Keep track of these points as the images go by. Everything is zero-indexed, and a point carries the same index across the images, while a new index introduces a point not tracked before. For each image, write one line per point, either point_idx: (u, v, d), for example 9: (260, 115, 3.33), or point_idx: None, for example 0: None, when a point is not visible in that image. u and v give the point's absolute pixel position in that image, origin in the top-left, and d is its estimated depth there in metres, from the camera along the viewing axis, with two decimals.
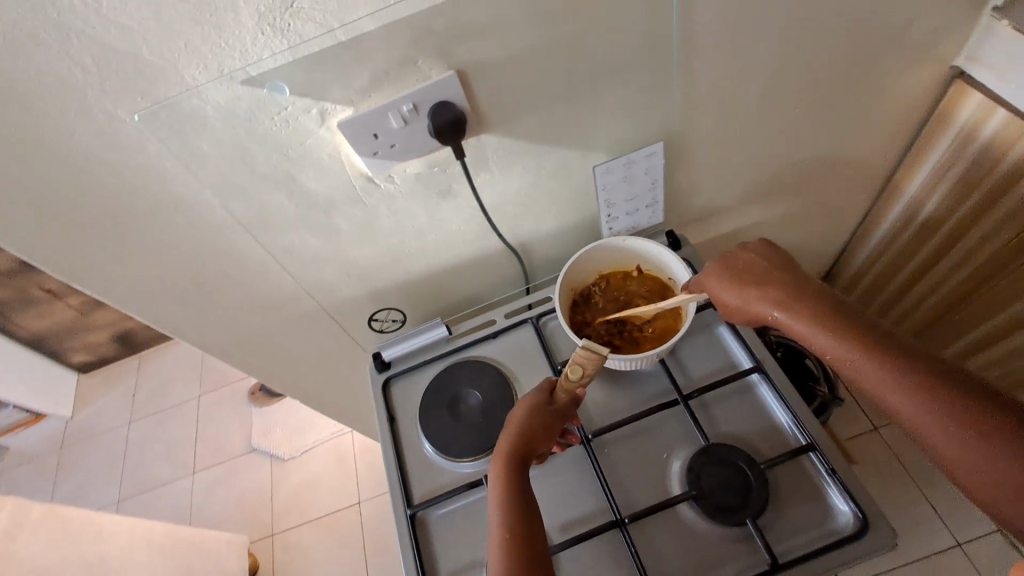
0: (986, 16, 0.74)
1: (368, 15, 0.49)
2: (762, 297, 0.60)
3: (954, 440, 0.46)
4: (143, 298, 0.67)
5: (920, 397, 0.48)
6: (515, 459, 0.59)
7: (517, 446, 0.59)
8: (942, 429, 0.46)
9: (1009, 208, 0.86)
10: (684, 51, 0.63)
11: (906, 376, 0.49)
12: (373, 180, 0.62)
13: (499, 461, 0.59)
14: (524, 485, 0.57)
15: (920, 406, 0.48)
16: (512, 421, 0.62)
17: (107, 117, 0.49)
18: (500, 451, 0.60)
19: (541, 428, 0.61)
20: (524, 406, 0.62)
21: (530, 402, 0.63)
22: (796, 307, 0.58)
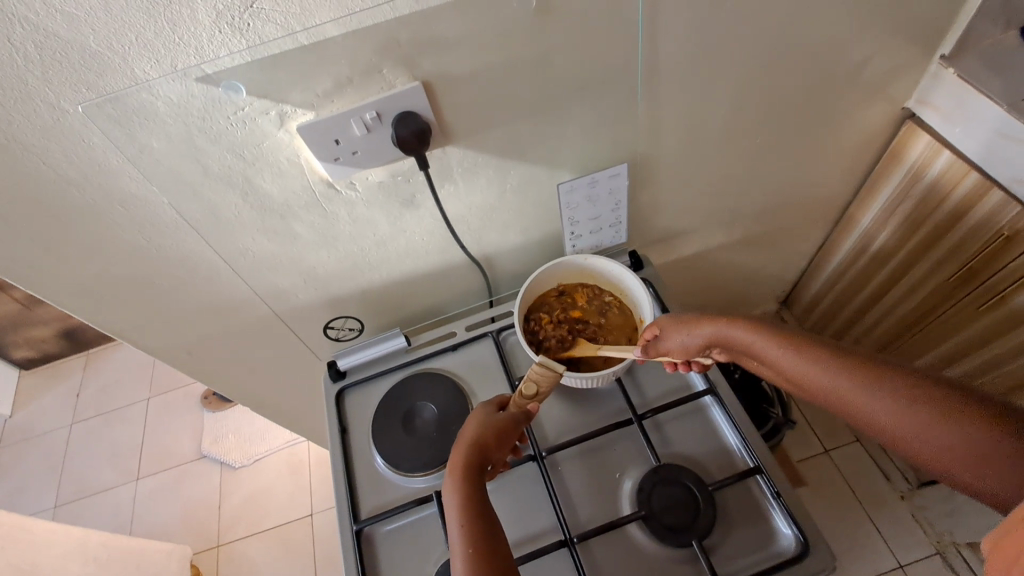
0: (934, 63, 0.78)
1: (332, 21, 0.48)
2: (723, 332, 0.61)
3: (934, 439, 0.46)
4: (83, 296, 0.64)
5: (892, 399, 0.49)
6: (473, 473, 0.57)
7: (474, 461, 0.58)
8: (920, 428, 0.47)
9: (952, 244, 0.90)
10: (648, 76, 0.64)
11: (871, 384, 0.50)
12: (334, 186, 0.61)
13: (453, 476, 0.57)
14: (482, 496, 0.56)
15: (896, 412, 0.48)
16: (464, 435, 0.61)
17: (49, 107, 0.47)
18: (455, 467, 0.57)
19: (495, 440, 0.60)
20: (476, 420, 0.62)
21: (482, 416, 0.62)
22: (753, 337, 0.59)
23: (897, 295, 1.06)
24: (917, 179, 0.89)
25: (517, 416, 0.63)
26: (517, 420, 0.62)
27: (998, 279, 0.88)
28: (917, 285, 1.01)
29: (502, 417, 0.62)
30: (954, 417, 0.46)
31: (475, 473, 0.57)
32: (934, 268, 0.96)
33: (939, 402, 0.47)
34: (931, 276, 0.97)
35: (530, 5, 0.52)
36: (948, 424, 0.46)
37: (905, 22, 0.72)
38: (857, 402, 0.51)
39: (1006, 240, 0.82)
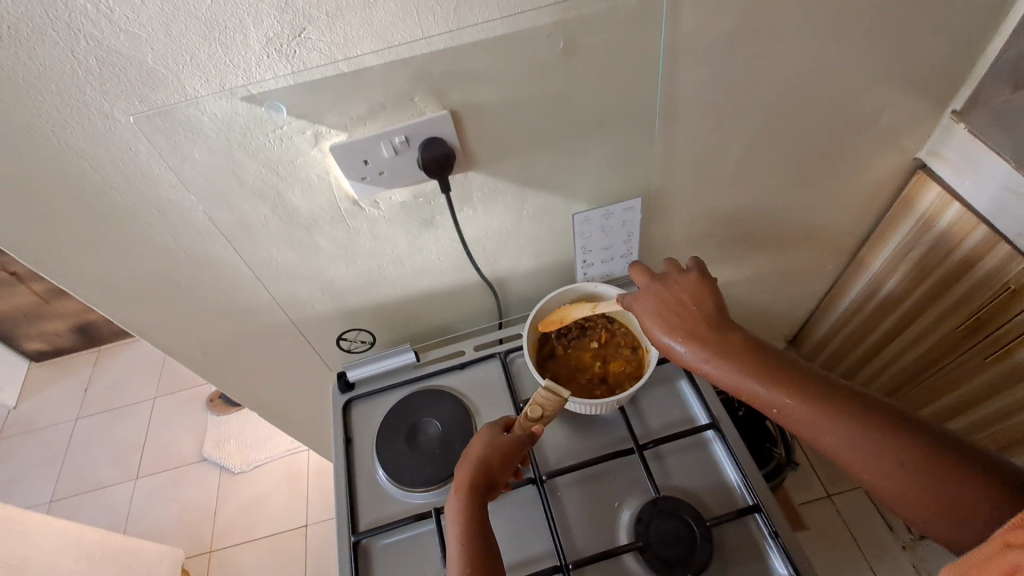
0: (946, 118, 0.81)
1: (372, 52, 0.51)
2: (705, 346, 0.61)
3: (899, 474, 0.49)
4: (111, 294, 0.66)
5: (872, 447, 0.51)
6: (477, 492, 0.58)
7: (478, 479, 0.59)
8: (889, 464, 0.50)
9: (959, 295, 0.91)
10: (666, 115, 0.67)
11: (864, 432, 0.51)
12: (359, 204, 0.63)
13: (456, 493, 0.58)
14: (482, 516, 0.57)
15: (869, 445, 0.51)
16: (469, 454, 0.61)
17: (103, 116, 0.50)
18: (460, 484, 0.59)
19: (499, 460, 0.61)
20: (480, 439, 0.62)
21: (487, 434, 0.63)
22: (729, 354, 0.59)
23: (903, 342, 1.07)
24: (927, 228, 0.90)
25: (521, 435, 0.63)
26: (520, 440, 0.62)
27: (1004, 332, 0.88)
28: (924, 333, 1.01)
29: (506, 437, 0.62)
30: (921, 457, 0.49)
31: (478, 492, 0.58)
32: (942, 317, 0.97)
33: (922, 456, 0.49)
34: (939, 324, 0.98)
35: (557, 46, 0.55)
36: (919, 470, 0.49)
37: (916, 79, 0.75)
38: (837, 439, 0.52)
39: (1011, 293, 0.83)
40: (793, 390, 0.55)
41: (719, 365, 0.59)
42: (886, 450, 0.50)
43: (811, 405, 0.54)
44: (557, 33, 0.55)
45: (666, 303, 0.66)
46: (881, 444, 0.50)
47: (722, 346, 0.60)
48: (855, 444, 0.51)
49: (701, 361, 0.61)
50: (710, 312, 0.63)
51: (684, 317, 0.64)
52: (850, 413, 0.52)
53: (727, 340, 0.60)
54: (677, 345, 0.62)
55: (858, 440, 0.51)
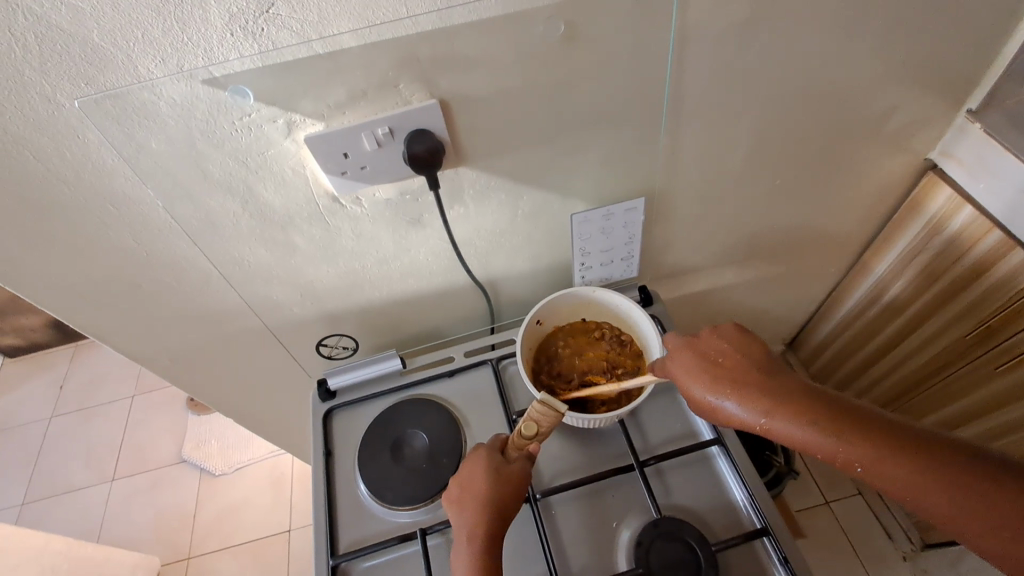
0: (961, 116, 0.77)
1: (350, 32, 0.46)
2: (748, 396, 0.55)
3: (963, 508, 0.46)
4: (65, 297, 0.60)
5: (933, 482, 0.47)
6: (486, 534, 0.54)
7: (487, 519, 0.55)
8: (945, 495, 0.47)
9: (968, 302, 0.88)
10: (672, 109, 0.62)
11: (925, 470, 0.48)
12: (339, 200, 0.58)
13: (468, 543, 0.54)
14: (493, 555, 0.54)
15: (937, 489, 0.47)
16: (471, 487, 0.57)
17: (44, 100, 0.44)
18: (467, 526, 0.55)
19: (508, 500, 0.56)
20: (485, 478, 0.57)
21: (491, 471, 0.58)
22: (768, 403, 0.54)
23: (905, 347, 1.03)
24: (938, 230, 0.86)
25: (525, 467, 0.59)
26: (524, 473, 0.58)
27: (1015, 342, 0.84)
28: (930, 340, 0.98)
29: (511, 473, 0.58)
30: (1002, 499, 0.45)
31: (490, 540, 0.54)
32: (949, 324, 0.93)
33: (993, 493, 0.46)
34: (945, 332, 0.94)
35: (557, 30, 0.50)
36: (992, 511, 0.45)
37: (936, 74, 0.71)
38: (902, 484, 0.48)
39: None
40: (846, 433, 0.50)
41: (772, 416, 0.53)
42: (958, 485, 0.47)
43: (860, 445, 0.50)
44: (558, 15, 0.49)
45: (695, 350, 0.61)
46: (944, 482, 0.47)
47: (766, 385, 0.55)
48: (927, 485, 0.47)
49: (749, 414, 0.55)
50: (750, 354, 0.59)
51: (723, 366, 0.58)
52: (910, 453, 0.49)
53: (768, 384, 0.56)
54: (719, 396, 0.57)
55: (916, 477, 0.48)
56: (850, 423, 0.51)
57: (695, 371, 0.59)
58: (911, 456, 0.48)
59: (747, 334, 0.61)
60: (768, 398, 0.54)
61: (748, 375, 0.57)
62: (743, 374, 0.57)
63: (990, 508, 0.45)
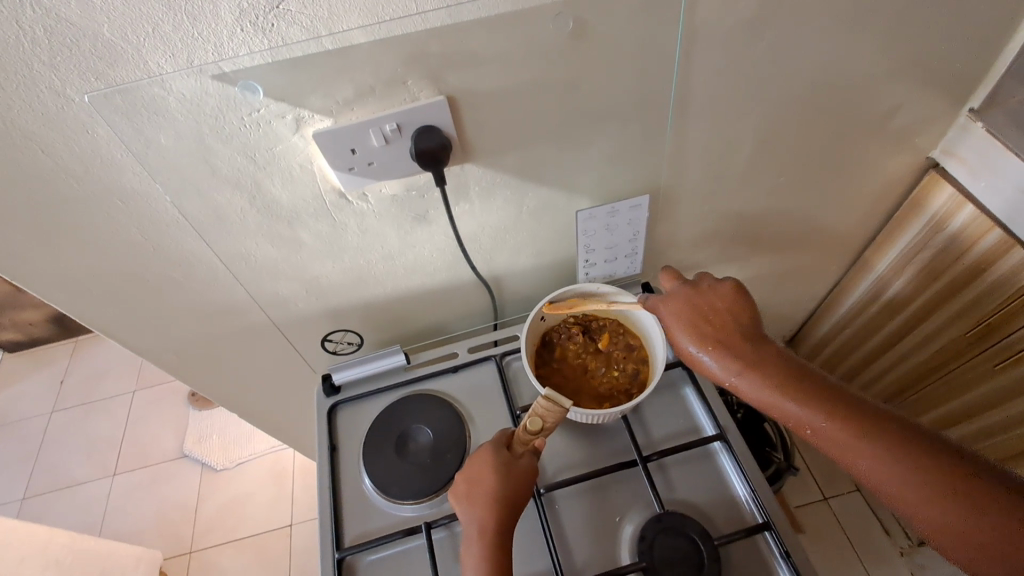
0: (964, 115, 0.77)
1: (360, 28, 0.46)
2: (727, 354, 0.58)
3: (912, 489, 0.48)
4: (72, 292, 0.61)
5: (887, 461, 0.49)
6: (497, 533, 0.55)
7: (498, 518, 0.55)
8: (898, 474, 0.49)
9: (968, 300, 0.88)
10: (678, 106, 0.63)
11: (883, 448, 0.50)
12: (346, 196, 0.58)
13: (480, 538, 0.54)
14: (504, 554, 0.54)
15: (890, 468, 0.49)
16: (480, 486, 0.57)
17: (54, 94, 0.44)
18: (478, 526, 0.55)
19: (519, 495, 0.57)
20: (496, 473, 0.57)
21: (501, 466, 0.58)
22: (748, 363, 0.57)
23: (905, 345, 1.04)
24: (939, 228, 0.87)
25: (533, 461, 0.59)
26: (533, 468, 0.59)
27: (1014, 339, 0.85)
28: (930, 338, 0.98)
29: (521, 468, 0.58)
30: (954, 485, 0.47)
31: (501, 533, 0.55)
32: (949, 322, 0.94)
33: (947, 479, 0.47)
34: (944, 330, 0.95)
35: (566, 27, 0.50)
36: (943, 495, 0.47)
37: (940, 73, 0.71)
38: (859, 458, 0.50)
39: None
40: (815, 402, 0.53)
41: (743, 375, 0.57)
42: (914, 467, 0.48)
43: (825, 415, 0.52)
44: (566, 12, 0.49)
45: (691, 306, 0.63)
46: (900, 462, 0.49)
47: (752, 350, 0.58)
48: (882, 462, 0.49)
49: (724, 372, 0.58)
50: (743, 316, 0.61)
51: (714, 325, 0.61)
52: (875, 432, 0.50)
53: (752, 348, 0.58)
54: (702, 353, 0.59)
55: (873, 453, 0.50)
56: (820, 395, 0.54)
57: (684, 327, 0.62)
58: (873, 433, 0.50)
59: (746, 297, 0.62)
60: (748, 360, 0.57)
61: (733, 339, 0.59)
62: (732, 337, 0.59)
63: (942, 497, 0.47)
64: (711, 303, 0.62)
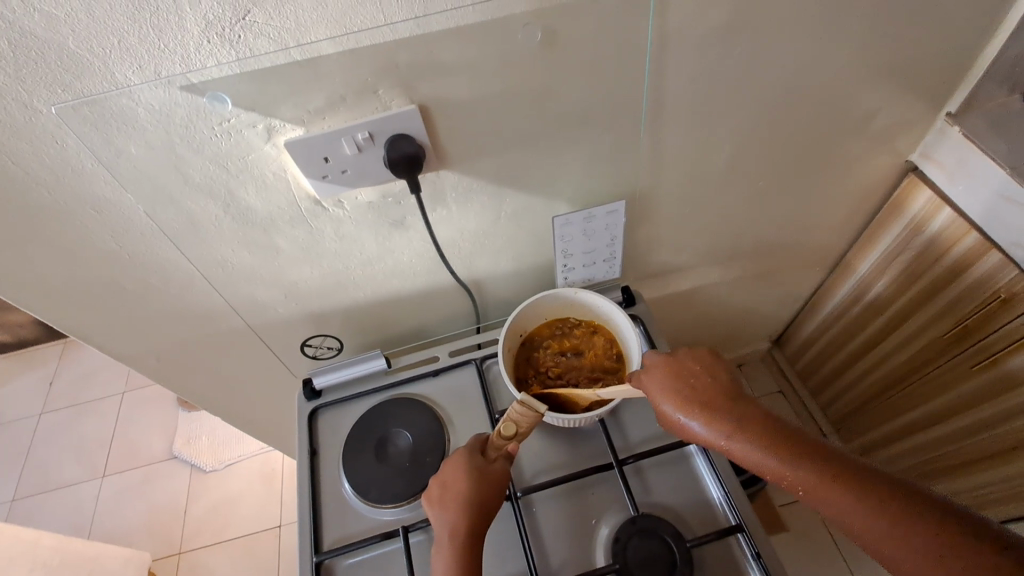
0: (940, 120, 0.78)
1: (329, 39, 0.46)
2: (712, 419, 0.57)
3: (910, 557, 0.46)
4: (47, 299, 0.61)
5: (883, 526, 0.48)
6: (467, 540, 0.55)
7: (468, 525, 0.56)
8: (894, 541, 0.47)
9: (947, 302, 0.89)
10: (652, 112, 0.63)
11: (876, 516, 0.48)
12: (321, 203, 0.59)
13: (451, 543, 0.55)
14: (475, 560, 0.55)
15: (876, 526, 0.48)
16: (452, 492, 0.58)
17: (21, 106, 0.44)
18: (448, 533, 0.56)
19: (491, 501, 0.57)
20: (469, 479, 0.58)
21: (474, 472, 0.58)
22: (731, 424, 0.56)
23: (886, 346, 1.05)
24: (918, 230, 0.88)
25: (506, 467, 0.60)
26: (506, 473, 0.59)
27: (991, 341, 0.86)
28: (909, 340, 0.99)
29: (494, 474, 0.59)
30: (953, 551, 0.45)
31: (472, 539, 0.56)
32: (928, 323, 0.95)
33: (942, 544, 0.45)
34: (923, 331, 0.96)
35: (535, 38, 0.51)
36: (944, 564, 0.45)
37: (914, 78, 0.72)
38: (857, 523, 0.49)
39: (1001, 302, 0.81)
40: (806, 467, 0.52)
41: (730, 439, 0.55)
42: (911, 536, 0.47)
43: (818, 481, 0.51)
44: (535, 22, 0.50)
45: (670, 370, 0.61)
46: (896, 530, 0.47)
47: (731, 413, 0.57)
48: (876, 530, 0.48)
49: (713, 436, 0.56)
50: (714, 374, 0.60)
51: (693, 388, 0.60)
52: (865, 497, 0.49)
53: (734, 409, 0.57)
54: (689, 420, 0.58)
55: (866, 519, 0.48)
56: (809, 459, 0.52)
57: (663, 390, 0.60)
58: (865, 499, 0.49)
59: (724, 359, 0.63)
60: (731, 424, 0.56)
61: (710, 395, 0.59)
62: (711, 400, 0.58)
63: (941, 559, 0.45)
64: (693, 364, 0.62)
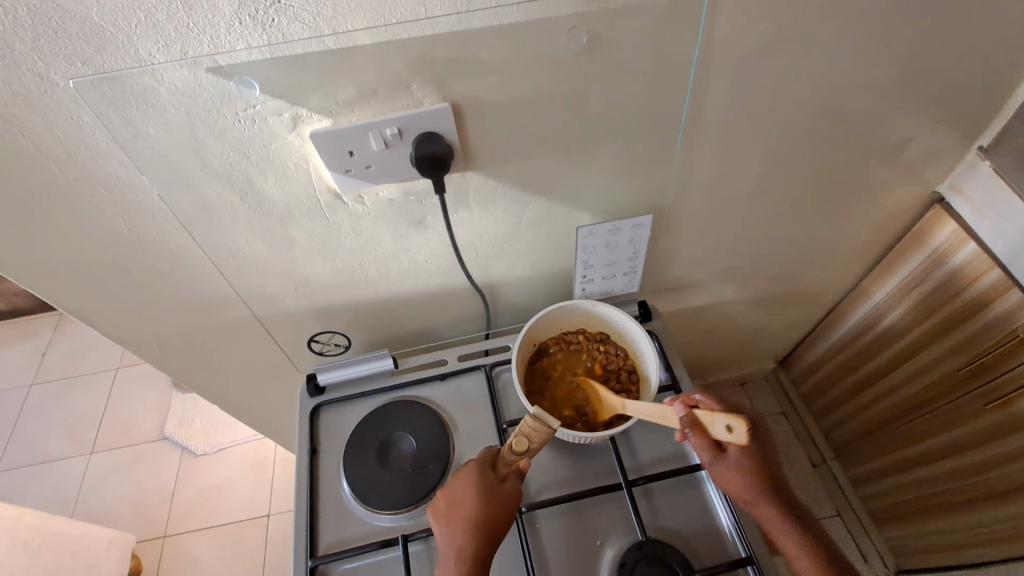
0: (972, 153, 0.76)
1: (364, 29, 0.44)
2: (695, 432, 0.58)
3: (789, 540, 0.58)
4: (49, 279, 0.58)
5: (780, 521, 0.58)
6: (474, 562, 0.54)
7: (475, 546, 0.54)
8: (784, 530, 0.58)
9: (963, 337, 0.88)
10: (688, 126, 0.61)
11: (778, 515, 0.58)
12: (341, 197, 0.56)
13: (456, 564, 0.53)
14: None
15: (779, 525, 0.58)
16: (459, 511, 0.56)
17: (37, 77, 0.42)
18: (454, 555, 0.54)
19: (500, 522, 0.56)
20: (477, 497, 0.56)
21: (483, 491, 0.56)
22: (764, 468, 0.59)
23: (896, 377, 1.03)
24: (939, 263, 0.86)
25: (516, 485, 0.58)
26: (516, 493, 0.57)
27: (1005, 380, 0.84)
28: (921, 372, 0.98)
29: (504, 493, 0.57)
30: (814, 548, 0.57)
31: (478, 560, 0.54)
32: (942, 357, 0.93)
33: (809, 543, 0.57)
34: (937, 365, 0.94)
35: (578, 42, 0.49)
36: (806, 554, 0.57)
37: (954, 109, 0.70)
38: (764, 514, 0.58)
39: (1019, 342, 0.80)
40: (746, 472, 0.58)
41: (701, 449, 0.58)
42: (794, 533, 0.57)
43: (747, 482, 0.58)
44: (579, 27, 0.48)
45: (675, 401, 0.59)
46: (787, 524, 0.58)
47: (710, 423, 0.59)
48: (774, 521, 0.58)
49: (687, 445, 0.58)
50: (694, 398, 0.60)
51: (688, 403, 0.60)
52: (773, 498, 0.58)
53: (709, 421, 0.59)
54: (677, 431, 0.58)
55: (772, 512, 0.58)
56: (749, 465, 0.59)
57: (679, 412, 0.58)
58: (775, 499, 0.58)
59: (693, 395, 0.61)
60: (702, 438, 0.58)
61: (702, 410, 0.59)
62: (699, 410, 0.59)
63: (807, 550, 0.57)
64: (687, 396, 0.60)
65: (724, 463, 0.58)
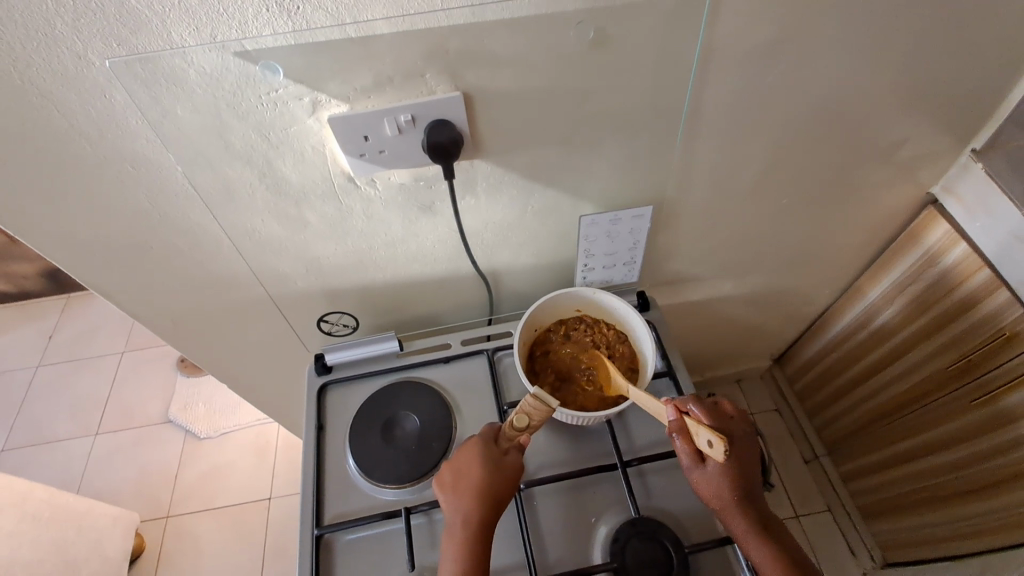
0: (965, 155, 0.78)
1: (384, 19, 0.47)
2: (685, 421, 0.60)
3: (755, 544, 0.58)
4: (73, 253, 0.61)
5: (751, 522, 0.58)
6: (478, 531, 0.56)
7: (480, 516, 0.57)
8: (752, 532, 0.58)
9: (952, 335, 0.90)
10: (689, 120, 0.63)
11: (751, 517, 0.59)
12: (354, 181, 0.59)
13: (462, 531, 0.56)
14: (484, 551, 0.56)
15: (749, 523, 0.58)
16: (464, 482, 0.58)
17: (75, 57, 0.45)
18: (460, 524, 0.56)
19: (503, 492, 0.58)
20: (483, 469, 0.58)
21: (488, 463, 0.59)
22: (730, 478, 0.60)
23: (887, 374, 1.06)
24: (931, 262, 0.89)
25: (518, 459, 0.60)
26: (518, 465, 0.60)
27: (990, 377, 0.86)
28: (912, 369, 1.00)
29: (507, 465, 0.59)
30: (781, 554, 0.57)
31: (483, 528, 0.56)
32: (931, 355, 0.96)
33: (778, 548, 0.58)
34: (926, 362, 0.97)
35: (586, 36, 0.51)
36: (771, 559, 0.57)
37: (948, 112, 0.72)
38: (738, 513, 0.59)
39: (1004, 340, 0.82)
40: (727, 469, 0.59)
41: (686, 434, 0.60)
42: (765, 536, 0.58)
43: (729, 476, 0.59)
44: (588, 22, 0.50)
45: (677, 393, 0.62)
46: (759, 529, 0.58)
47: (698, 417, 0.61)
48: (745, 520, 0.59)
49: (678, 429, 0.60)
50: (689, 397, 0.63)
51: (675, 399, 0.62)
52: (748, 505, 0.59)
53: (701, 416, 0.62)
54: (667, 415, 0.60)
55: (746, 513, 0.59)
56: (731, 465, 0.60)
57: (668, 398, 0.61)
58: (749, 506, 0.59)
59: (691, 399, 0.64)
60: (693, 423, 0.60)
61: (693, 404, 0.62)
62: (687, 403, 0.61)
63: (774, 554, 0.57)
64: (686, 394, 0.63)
65: (701, 473, 0.60)
